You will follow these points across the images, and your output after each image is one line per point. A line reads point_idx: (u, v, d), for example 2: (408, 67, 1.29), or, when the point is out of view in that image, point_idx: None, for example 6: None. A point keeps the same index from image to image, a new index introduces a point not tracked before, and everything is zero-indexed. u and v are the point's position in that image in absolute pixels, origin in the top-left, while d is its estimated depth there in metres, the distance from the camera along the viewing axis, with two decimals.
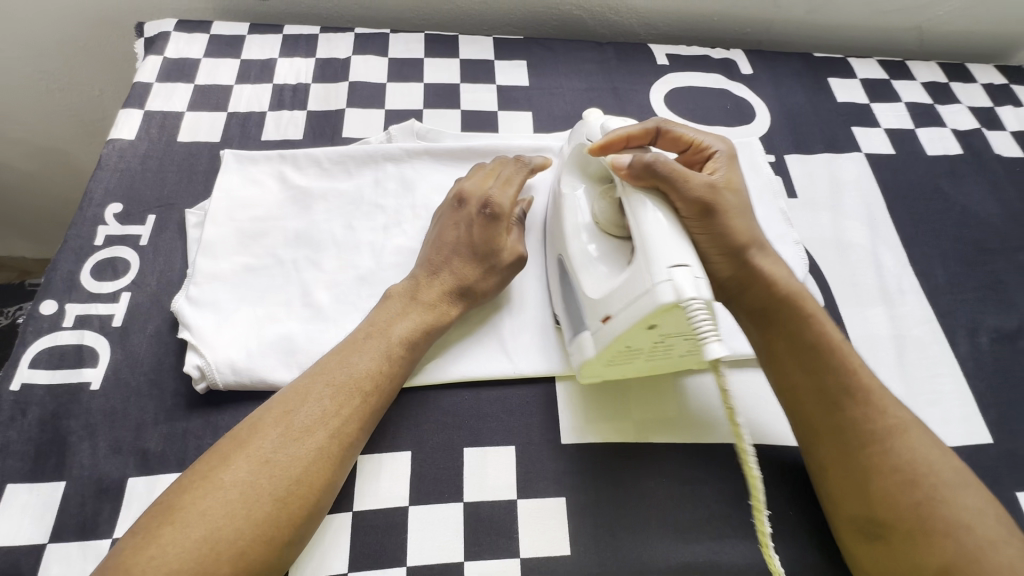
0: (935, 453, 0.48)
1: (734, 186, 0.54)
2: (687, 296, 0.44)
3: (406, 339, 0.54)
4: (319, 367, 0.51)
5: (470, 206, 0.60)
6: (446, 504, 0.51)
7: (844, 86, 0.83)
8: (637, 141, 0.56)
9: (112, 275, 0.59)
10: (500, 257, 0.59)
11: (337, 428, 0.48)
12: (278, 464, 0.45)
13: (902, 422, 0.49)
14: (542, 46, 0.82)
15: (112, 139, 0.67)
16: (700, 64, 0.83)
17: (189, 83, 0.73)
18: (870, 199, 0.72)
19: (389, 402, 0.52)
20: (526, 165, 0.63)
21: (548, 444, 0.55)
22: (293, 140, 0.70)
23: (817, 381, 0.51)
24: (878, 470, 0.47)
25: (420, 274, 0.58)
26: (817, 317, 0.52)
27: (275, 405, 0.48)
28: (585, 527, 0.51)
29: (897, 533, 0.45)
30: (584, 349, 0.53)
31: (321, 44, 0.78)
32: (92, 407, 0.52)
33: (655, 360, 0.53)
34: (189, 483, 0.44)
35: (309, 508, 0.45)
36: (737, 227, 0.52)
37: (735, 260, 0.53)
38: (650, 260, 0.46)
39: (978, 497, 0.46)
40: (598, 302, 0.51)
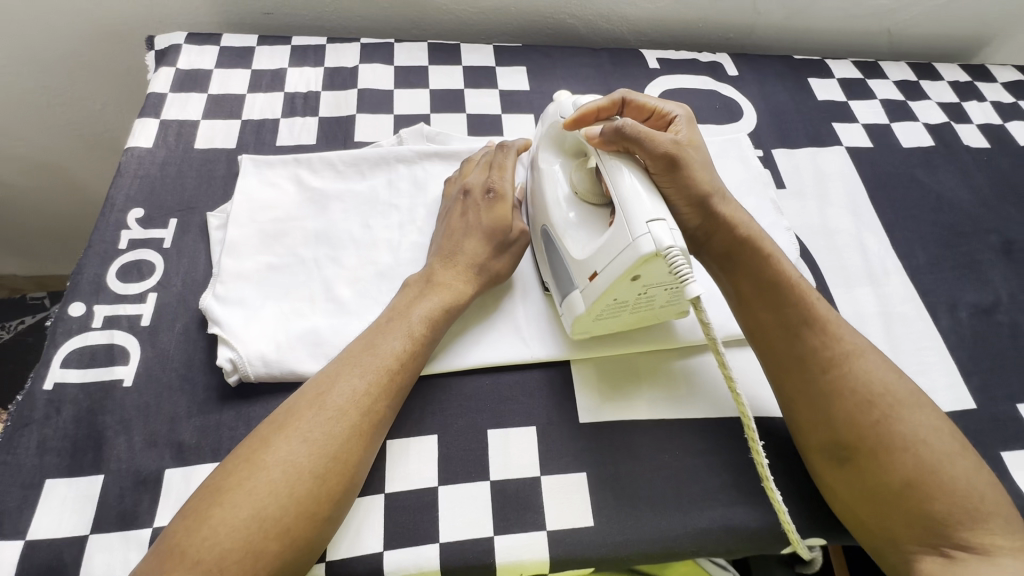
0: (891, 376, 0.52)
1: (694, 144, 0.60)
2: (666, 245, 0.48)
3: (428, 318, 0.56)
4: (347, 352, 0.53)
5: (474, 194, 0.64)
6: (473, 482, 0.54)
7: (824, 85, 0.88)
8: (605, 113, 0.60)
9: (138, 277, 0.61)
10: (508, 236, 0.62)
11: (368, 407, 0.50)
12: (314, 442, 0.47)
13: (857, 347, 0.54)
14: (540, 52, 0.86)
15: (130, 147, 0.69)
16: (689, 67, 0.88)
17: (203, 92, 0.75)
18: (853, 188, 0.77)
19: (414, 382, 0.54)
20: (513, 149, 0.67)
21: (566, 422, 0.57)
22: (306, 145, 0.73)
23: (780, 317, 0.55)
24: (840, 394, 0.52)
25: (434, 261, 0.61)
26: (776, 255, 0.58)
27: (307, 389, 0.50)
28: (606, 499, 0.54)
29: (863, 452, 0.50)
30: (575, 306, 0.56)
31: (329, 54, 0.81)
32: (126, 403, 0.54)
33: (639, 312, 0.57)
34: (232, 466, 0.46)
35: (346, 484, 0.47)
36: (700, 177, 0.57)
37: (699, 209, 0.58)
38: (629, 218, 0.50)
39: (932, 415, 0.51)
40: (584, 262, 0.55)
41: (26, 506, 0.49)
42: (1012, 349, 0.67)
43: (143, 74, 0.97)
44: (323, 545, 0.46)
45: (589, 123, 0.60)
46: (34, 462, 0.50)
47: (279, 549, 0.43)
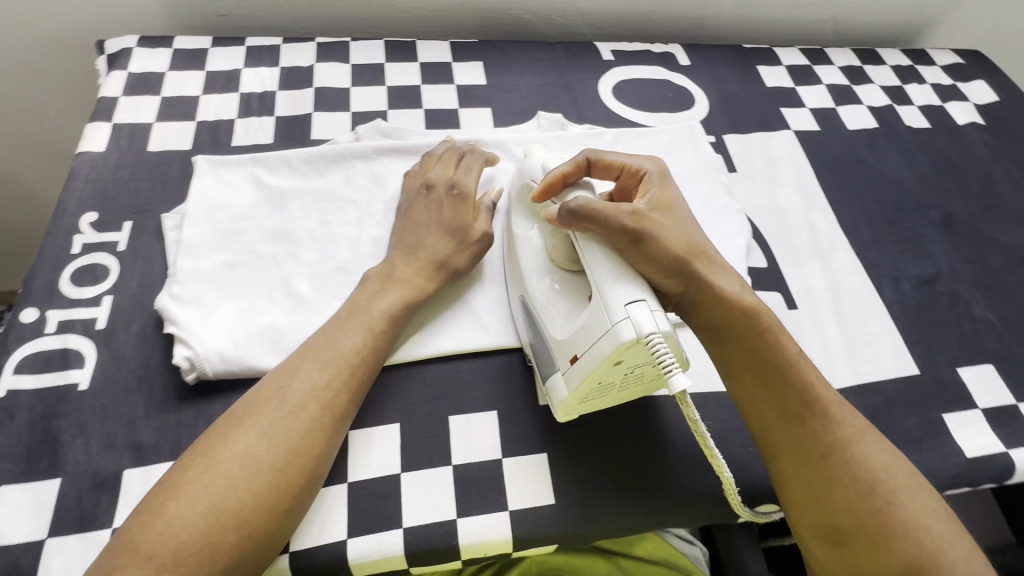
0: (891, 460, 0.51)
1: (667, 205, 0.57)
2: (646, 331, 0.46)
3: (388, 312, 0.57)
4: (307, 348, 0.54)
5: (438, 191, 0.65)
6: (436, 468, 0.54)
7: (772, 72, 0.91)
8: (572, 177, 0.58)
9: (93, 281, 0.60)
10: (470, 234, 0.63)
11: (329, 400, 0.51)
12: (275, 436, 0.47)
13: (860, 430, 0.52)
14: (496, 47, 0.87)
15: (82, 152, 0.69)
16: (642, 58, 0.90)
17: (156, 95, 0.75)
18: (802, 170, 0.80)
19: (376, 373, 0.55)
20: (482, 156, 0.69)
21: (527, 406, 0.59)
22: (263, 145, 0.73)
23: (775, 395, 0.52)
24: (843, 482, 0.49)
25: (396, 255, 0.62)
26: (771, 332, 0.53)
27: (267, 384, 0.51)
28: (568, 479, 0.55)
29: (862, 539, 0.47)
30: (557, 391, 0.53)
31: (284, 54, 0.81)
32: (82, 406, 0.53)
33: (627, 389, 0.54)
34: (191, 460, 0.46)
35: (306, 477, 0.48)
36: (674, 240, 0.53)
37: (678, 274, 0.53)
38: (607, 301, 0.48)
39: (931, 499, 0.50)
40: (565, 343, 0.52)
41: None
42: (953, 317, 0.70)
43: (94, 78, 0.96)
44: (284, 537, 0.47)
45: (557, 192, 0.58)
46: None
47: (237, 540, 0.43)
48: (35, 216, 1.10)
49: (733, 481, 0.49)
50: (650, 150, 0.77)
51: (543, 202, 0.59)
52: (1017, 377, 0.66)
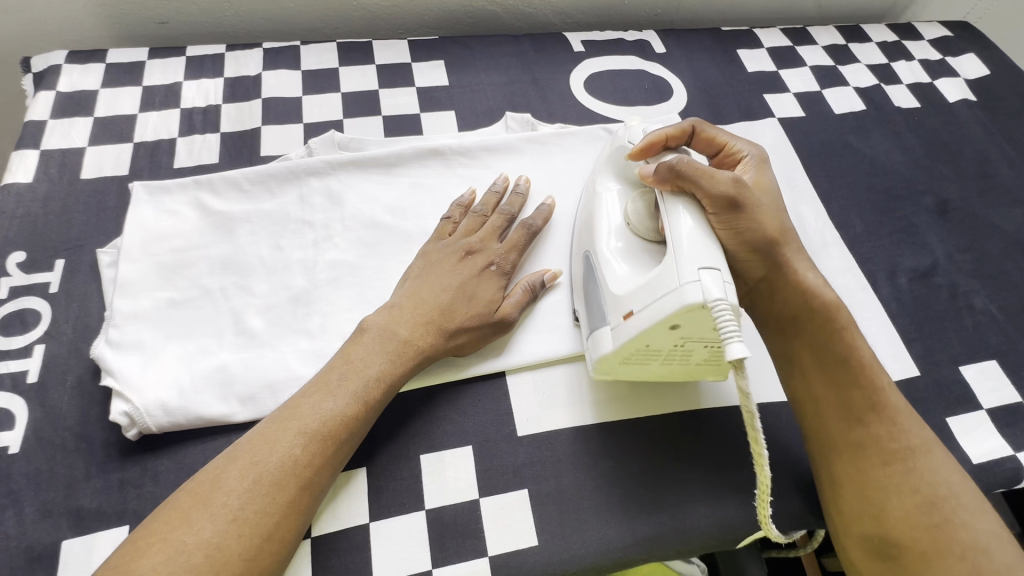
0: (954, 477, 0.48)
1: (764, 187, 0.56)
2: (714, 298, 0.43)
3: (380, 384, 0.50)
4: (286, 411, 0.47)
5: (476, 259, 0.58)
6: (408, 514, 0.50)
7: (753, 56, 0.86)
8: (674, 141, 0.56)
9: (22, 329, 0.55)
10: (488, 312, 0.55)
11: (307, 478, 0.45)
12: (246, 522, 0.42)
13: (925, 442, 0.48)
14: (458, 44, 0.82)
15: (6, 183, 0.63)
16: (615, 48, 0.84)
17: (88, 116, 0.69)
18: (788, 160, 0.75)
19: (358, 442, 0.49)
20: (530, 229, 0.60)
21: (505, 438, 0.54)
22: (207, 165, 0.67)
23: (844, 395, 0.50)
24: (902, 492, 0.47)
25: (402, 309, 0.54)
26: (850, 332, 0.51)
27: (238, 454, 0.45)
28: (551, 517, 0.51)
29: (913, 553, 0.45)
30: (601, 345, 0.52)
31: (229, 64, 0.75)
32: (13, 472, 0.48)
33: (673, 364, 0.52)
34: (144, 546, 0.40)
35: (277, 564, 0.43)
36: (769, 220, 0.51)
37: (765, 254, 0.51)
38: (680, 257, 0.45)
39: (994, 521, 0.46)
40: (621, 297, 0.50)
41: None
42: (953, 311, 0.66)
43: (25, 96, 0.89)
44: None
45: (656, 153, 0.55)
46: None
47: None
48: None
49: (770, 481, 0.45)
50: None
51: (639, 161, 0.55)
52: (1022, 372, 0.63)
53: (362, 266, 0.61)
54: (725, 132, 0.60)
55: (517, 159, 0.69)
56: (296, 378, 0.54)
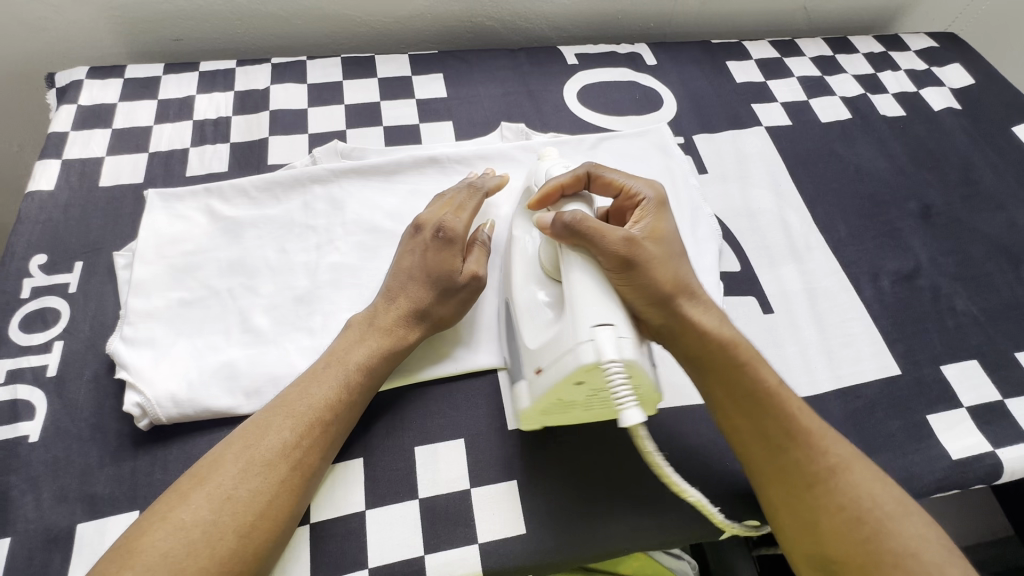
0: (877, 487, 0.49)
1: (660, 235, 0.55)
2: (607, 358, 0.45)
3: (362, 368, 0.53)
4: (278, 401, 0.51)
5: (424, 232, 0.59)
6: (401, 503, 0.53)
7: (742, 67, 0.89)
8: (570, 189, 0.58)
9: (43, 326, 0.58)
10: (454, 279, 0.57)
11: (297, 460, 0.48)
12: (239, 501, 0.45)
13: (843, 460, 0.50)
14: (457, 58, 0.86)
15: (31, 191, 0.67)
16: (608, 60, 0.88)
17: (107, 127, 0.73)
18: (775, 168, 0.78)
19: (348, 425, 0.52)
20: (480, 190, 0.63)
21: (496, 431, 0.57)
22: (218, 173, 0.71)
23: (757, 425, 0.51)
24: (828, 511, 0.48)
25: (379, 303, 0.57)
26: (754, 364, 0.52)
27: (235, 439, 0.48)
28: (538, 509, 0.53)
29: (849, 565, 0.46)
30: (521, 399, 0.53)
31: (239, 77, 0.79)
32: (32, 460, 0.52)
33: (593, 410, 0.54)
34: (147, 524, 0.43)
35: (272, 540, 0.45)
36: (664, 275, 0.51)
37: (664, 311, 0.51)
38: (577, 318, 0.48)
39: (922, 523, 0.47)
40: (534, 352, 0.52)
41: None
42: (935, 312, 0.68)
43: (48, 108, 0.93)
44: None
45: (554, 201, 0.58)
46: None
47: None
48: None
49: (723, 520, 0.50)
50: (620, 157, 0.75)
51: (539, 210, 0.58)
52: (1002, 371, 0.64)
53: (362, 268, 0.64)
54: (625, 174, 0.59)
55: (511, 167, 0.72)
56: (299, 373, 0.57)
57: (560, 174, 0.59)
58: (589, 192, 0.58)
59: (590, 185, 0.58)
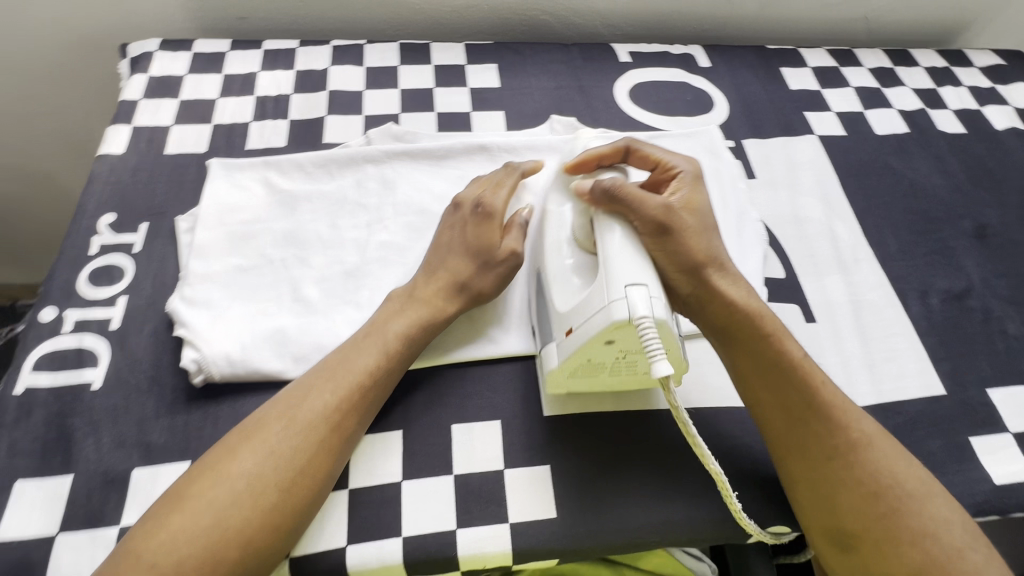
0: (900, 464, 0.50)
1: (695, 206, 0.57)
2: (639, 315, 0.47)
3: (404, 334, 0.56)
4: (321, 366, 0.53)
5: (464, 208, 0.62)
6: (437, 477, 0.54)
7: (797, 74, 0.88)
8: (606, 161, 0.60)
9: (109, 282, 0.61)
10: (493, 255, 0.60)
11: (336, 423, 0.50)
12: (280, 458, 0.47)
13: (865, 436, 0.51)
14: (511, 50, 0.87)
15: (102, 154, 0.70)
16: (661, 60, 0.88)
17: (174, 98, 0.76)
18: (825, 177, 0.77)
19: (387, 391, 0.54)
20: (519, 169, 0.65)
21: (532, 416, 0.58)
22: (276, 148, 0.73)
23: (782, 397, 0.53)
24: (849, 488, 0.49)
25: (419, 274, 0.60)
26: (777, 335, 0.55)
27: (279, 400, 0.51)
28: (569, 495, 0.54)
29: (867, 543, 0.48)
30: (549, 360, 0.55)
31: (300, 57, 0.82)
32: (94, 406, 0.54)
33: (622, 374, 0.55)
34: (198, 473, 0.47)
35: (311, 498, 0.48)
36: (695, 243, 0.55)
37: (692, 279, 0.54)
38: (610, 277, 0.49)
39: (944, 505, 0.49)
40: (564, 316, 0.53)
41: None
42: (984, 334, 0.66)
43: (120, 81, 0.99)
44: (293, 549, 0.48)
45: (591, 170, 0.60)
46: (5, 464, 0.51)
47: (238, 556, 0.44)
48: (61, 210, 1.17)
49: (721, 473, 0.49)
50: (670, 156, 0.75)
51: (573, 176, 0.60)
52: None
53: (410, 248, 0.65)
54: (661, 149, 0.62)
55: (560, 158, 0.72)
56: None
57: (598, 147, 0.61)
58: (626, 164, 0.61)
59: (627, 158, 0.61)
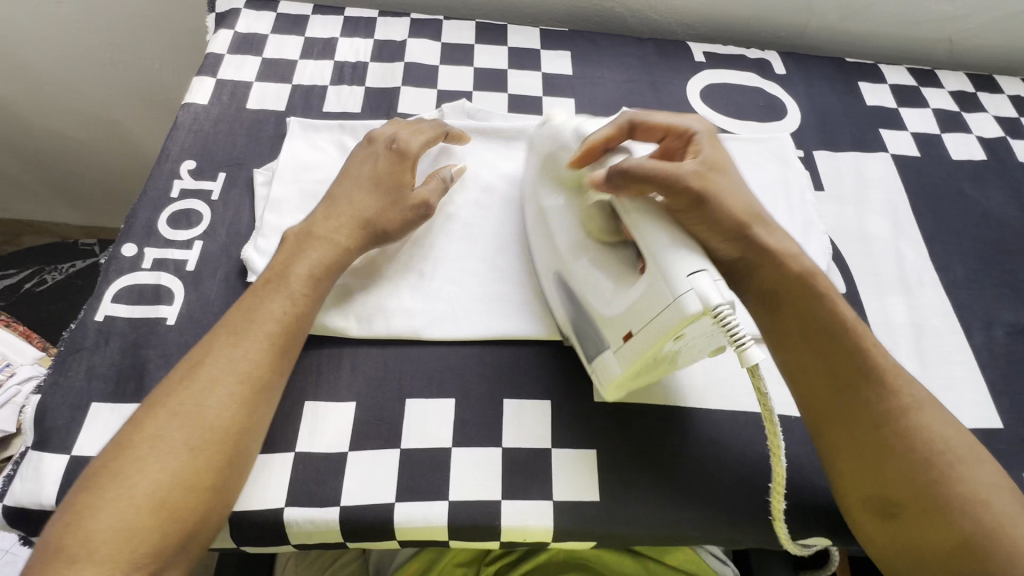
0: (948, 432, 0.50)
1: (721, 165, 0.56)
2: (714, 302, 0.44)
3: (309, 274, 0.54)
4: (222, 326, 0.51)
5: (377, 145, 0.63)
6: (486, 448, 0.55)
7: (874, 90, 0.86)
8: (612, 143, 0.57)
9: (186, 225, 0.64)
10: (403, 195, 0.60)
11: (246, 374, 0.48)
12: (187, 416, 0.45)
13: (915, 401, 0.51)
14: (586, 39, 0.87)
15: (187, 103, 0.73)
16: (736, 62, 0.87)
17: (258, 56, 0.78)
18: (895, 197, 0.76)
19: (298, 340, 0.52)
20: (442, 127, 0.67)
21: (581, 400, 0.58)
22: (351, 113, 0.75)
23: (828, 363, 0.52)
24: (899, 455, 0.49)
25: (319, 211, 0.59)
26: (830, 299, 0.54)
27: (178, 368, 0.48)
28: (613, 481, 0.55)
29: (912, 509, 0.47)
30: (611, 368, 0.54)
31: (379, 27, 0.83)
32: (168, 340, 0.57)
33: (671, 358, 0.54)
34: (107, 453, 0.43)
35: (229, 452, 0.45)
36: (731, 206, 0.53)
37: (738, 243, 0.54)
38: (667, 271, 0.47)
39: (991, 472, 0.49)
40: (616, 320, 0.51)
41: (72, 425, 0.52)
42: None
43: (203, 48, 1.07)
44: (227, 511, 0.45)
45: (596, 158, 0.57)
46: (83, 385, 0.54)
47: (157, 524, 0.41)
48: (128, 157, 1.23)
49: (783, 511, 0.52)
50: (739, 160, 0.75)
51: (581, 168, 0.58)
52: None
53: (475, 223, 0.67)
54: (664, 114, 0.59)
55: None
56: (408, 310, 0.60)
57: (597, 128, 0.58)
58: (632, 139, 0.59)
59: (632, 134, 0.58)
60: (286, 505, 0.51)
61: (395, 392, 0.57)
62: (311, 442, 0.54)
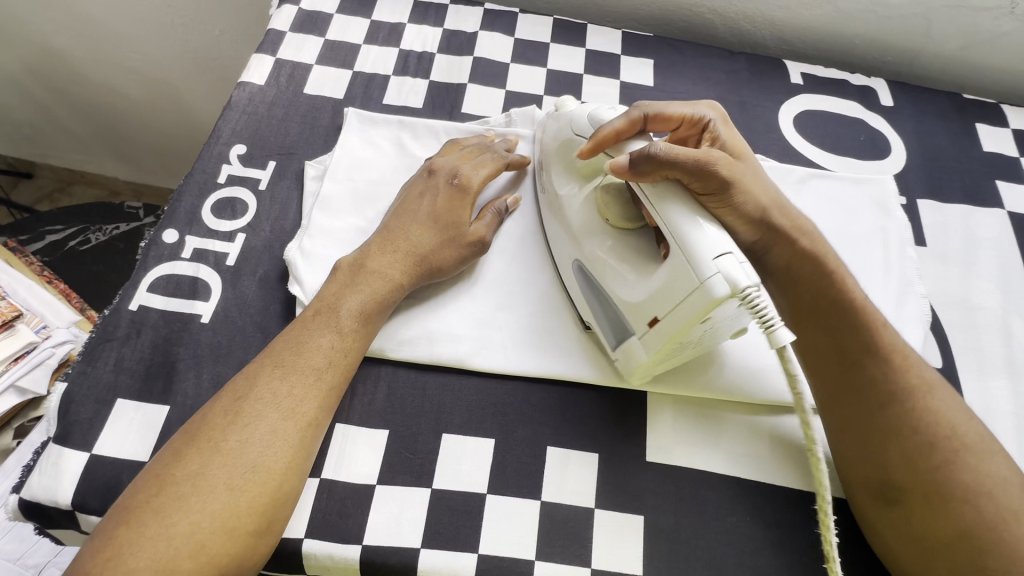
0: (958, 417, 0.47)
1: (741, 153, 0.55)
2: (742, 285, 0.42)
3: (360, 311, 0.52)
4: (268, 353, 0.49)
5: (437, 175, 0.59)
6: (523, 499, 0.50)
7: (994, 134, 0.76)
8: (626, 134, 0.53)
9: (231, 216, 0.60)
10: (461, 232, 0.57)
11: (291, 411, 0.46)
12: (229, 453, 0.43)
13: (926, 383, 0.48)
14: (672, 47, 0.79)
15: (243, 81, 0.69)
16: (837, 88, 0.78)
17: (320, 36, 0.74)
18: (1008, 262, 0.67)
19: (344, 380, 0.50)
20: (502, 156, 0.62)
21: (631, 456, 0.53)
22: (411, 108, 0.70)
23: (838, 341, 0.50)
24: (902, 436, 0.46)
25: (373, 244, 0.56)
26: (840, 276, 0.51)
27: (223, 398, 0.46)
28: (660, 554, 0.49)
29: (915, 495, 0.44)
30: (635, 354, 0.51)
31: (450, 16, 0.77)
32: (200, 339, 0.54)
33: (695, 348, 0.51)
34: (147, 482, 0.42)
35: (272, 495, 0.43)
36: (757, 192, 0.51)
37: (758, 226, 0.51)
38: (692, 253, 0.44)
39: (1002, 465, 0.45)
40: (641, 306, 0.49)
41: (96, 421, 0.50)
42: None
43: (267, 21, 1.03)
44: (265, 558, 0.44)
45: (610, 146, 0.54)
46: (110, 378, 0.51)
47: (195, 567, 0.40)
48: (177, 121, 1.21)
49: None
50: (833, 202, 0.67)
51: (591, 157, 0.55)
52: None
53: (533, 246, 0.62)
54: (679, 103, 0.56)
55: None
56: (453, 335, 0.56)
57: (610, 117, 0.55)
58: (647, 131, 0.55)
59: (647, 126, 0.54)
60: (306, 535, 0.47)
61: (431, 424, 0.53)
62: (339, 469, 0.50)
